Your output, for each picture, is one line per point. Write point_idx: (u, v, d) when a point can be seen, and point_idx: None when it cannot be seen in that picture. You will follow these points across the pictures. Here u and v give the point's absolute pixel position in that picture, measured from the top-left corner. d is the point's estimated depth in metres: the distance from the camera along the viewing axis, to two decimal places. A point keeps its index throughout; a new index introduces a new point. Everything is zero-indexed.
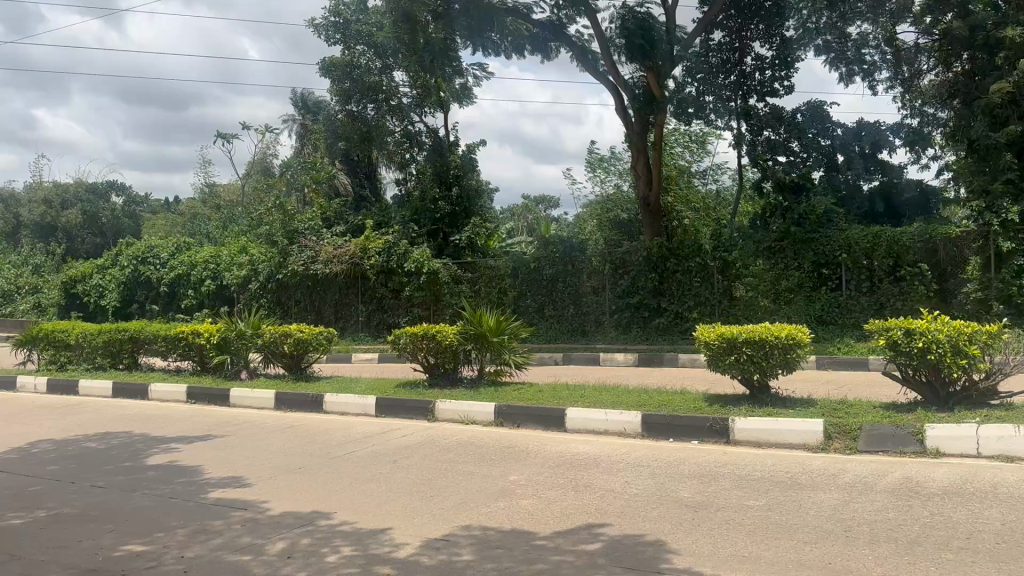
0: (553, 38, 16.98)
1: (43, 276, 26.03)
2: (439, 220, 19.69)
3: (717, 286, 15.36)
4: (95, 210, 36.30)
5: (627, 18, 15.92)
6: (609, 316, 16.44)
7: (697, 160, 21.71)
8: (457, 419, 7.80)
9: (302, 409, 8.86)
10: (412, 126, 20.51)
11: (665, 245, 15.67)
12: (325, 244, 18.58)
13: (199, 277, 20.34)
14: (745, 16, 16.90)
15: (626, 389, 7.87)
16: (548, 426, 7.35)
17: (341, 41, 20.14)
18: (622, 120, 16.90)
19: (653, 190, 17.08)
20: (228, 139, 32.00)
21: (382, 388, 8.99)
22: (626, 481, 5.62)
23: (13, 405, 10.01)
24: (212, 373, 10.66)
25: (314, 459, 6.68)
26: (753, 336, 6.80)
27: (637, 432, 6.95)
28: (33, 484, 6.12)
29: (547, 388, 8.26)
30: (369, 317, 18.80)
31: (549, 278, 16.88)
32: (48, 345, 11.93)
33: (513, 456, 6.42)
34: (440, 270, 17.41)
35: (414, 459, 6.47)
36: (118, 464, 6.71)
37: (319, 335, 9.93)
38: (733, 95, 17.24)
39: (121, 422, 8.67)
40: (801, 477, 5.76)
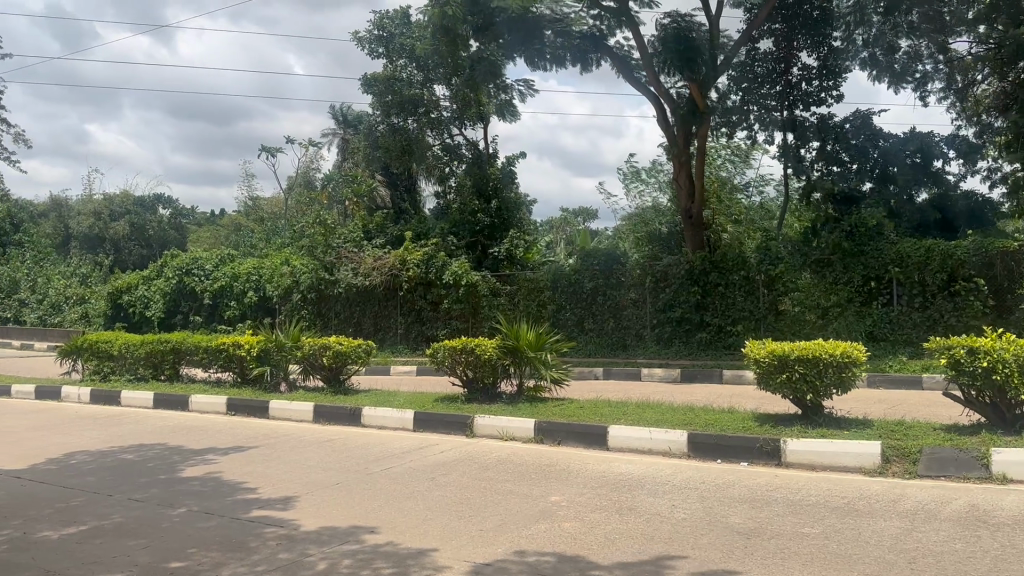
0: (594, 49, 16.61)
1: (90, 287, 26.52)
2: (478, 232, 19.54)
3: (763, 300, 15.01)
4: (142, 222, 37.02)
5: (671, 28, 15.73)
6: (650, 329, 16.14)
7: (739, 174, 21.36)
8: (496, 436, 7.62)
9: (340, 423, 8.76)
10: (451, 139, 20.50)
11: (708, 258, 15.36)
12: (366, 256, 18.73)
13: (241, 289, 20.51)
14: (791, 25, 16.44)
15: (672, 406, 7.62)
16: (589, 444, 7.12)
17: (384, 55, 20.39)
18: (664, 131, 16.62)
19: (695, 202, 16.76)
20: (271, 153, 32.42)
21: (420, 403, 8.85)
22: (673, 505, 5.39)
23: (57, 415, 10.07)
24: (252, 384, 10.64)
25: (351, 475, 6.55)
26: (805, 354, 6.53)
27: (682, 452, 6.70)
28: (71, 497, 6.08)
29: (588, 404, 8.03)
30: (407, 329, 18.75)
31: (589, 291, 16.63)
32: (92, 355, 12.03)
33: (554, 475, 6.22)
34: (479, 283, 17.34)
35: (452, 476, 6.31)
36: (156, 477, 6.66)
37: (358, 348, 9.86)
38: (779, 104, 16.81)
39: (161, 433, 8.66)
40: (858, 503, 5.47)
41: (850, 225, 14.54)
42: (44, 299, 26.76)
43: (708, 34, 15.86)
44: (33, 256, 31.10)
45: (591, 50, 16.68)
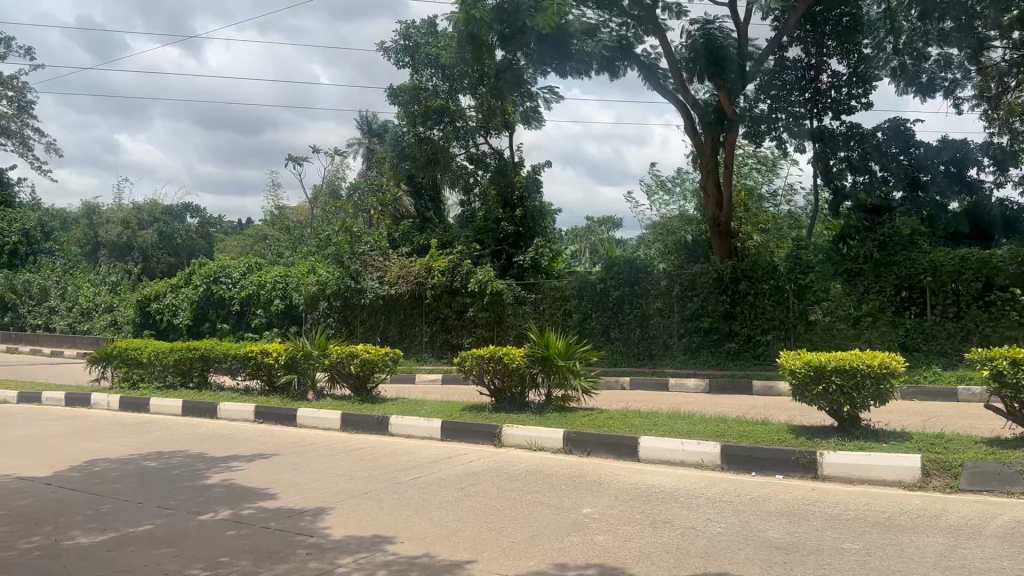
0: (622, 58, 16.56)
1: (119, 295, 26.80)
2: (503, 240, 19.46)
3: (793, 309, 14.81)
4: (171, 230, 37.49)
5: (699, 37, 15.56)
6: (678, 338, 15.98)
7: (767, 182, 21.16)
8: (525, 446, 7.53)
9: (368, 432, 8.72)
10: (476, 148, 20.51)
11: (736, 267, 15.15)
12: (392, 265, 18.77)
13: (268, 297, 20.60)
14: (821, 31, 16.15)
15: (703, 417, 7.50)
16: (620, 455, 7.01)
17: (409, 65, 20.42)
18: (692, 139, 16.53)
19: (723, 211, 16.60)
20: (297, 162, 32.65)
21: (447, 412, 8.80)
22: (708, 518, 5.27)
23: (86, 422, 10.13)
24: (280, 392, 10.65)
25: (379, 484, 6.50)
26: (842, 364, 6.39)
27: (716, 464, 6.57)
28: (100, 504, 6.08)
29: (618, 414, 7.92)
30: (433, 337, 18.75)
31: (615, 300, 16.49)
32: (121, 362, 12.11)
33: (585, 486, 6.12)
34: (504, 291, 17.31)
35: (481, 487, 6.23)
36: (186, 485, 6.65)
37: (385, 356, 9.83)
38: (808, 112, 16.78)
39: (189, 441, 8.67)
40: (899, 518, 5.32)
41: (883, 234, 14.26)
42: (74, 306, 27.10)
43: (736, 41, 15.65)
44: (64, 264, 31.54)
45: (619, 58, 16.58)
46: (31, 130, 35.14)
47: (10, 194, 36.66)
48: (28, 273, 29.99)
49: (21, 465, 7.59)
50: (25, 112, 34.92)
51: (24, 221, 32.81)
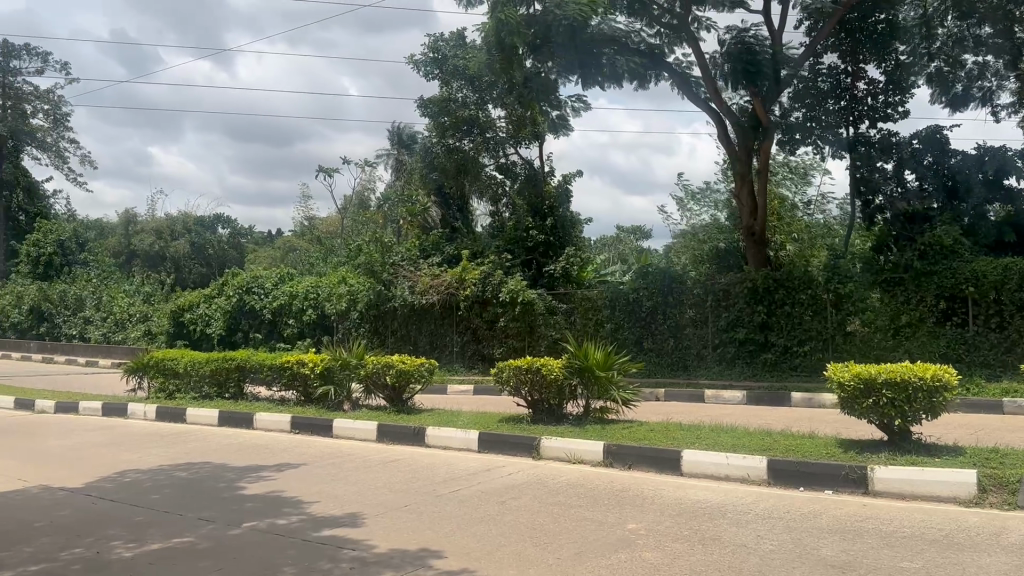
0: (654, 68, 16.57)
1: (153, 305, 27.07)
2: (533, 250, 19.36)
3: (831, 319, 14.63)
4: (203, 241, 37.89)
5: (734, 45, 15.51)
6: (712, 349, 15.79)
7: (799, 192, 20.90)
8: (565, 458, 7.42)
9: (404, 443, 8.66)
10: (506, 158, 20.48)
11: (772, 277, 14.96)
12: (423, 274, 18.76)
13: (300, 307, 20.67)
14: (856, 39, 15.78)
15: (747, 430, 7.34)
16: (663, 468, 6.87)
17: (439, 77, 20.39)
18: (725, 147, 16.40)
19: (758, 220, 16.46)
20: (327, 173, 32.84)
21: (484, 423, 8.71)
22: (758, 535, 5.12)
23: (125, 432, 10.20)
24: (316, 403, 10.63)
25: (418, 496, 6.41)
26: (892, 377, 6.22)
27: (762, 479, 6.41)
28: (140, 515, 6.07)
29: (660, 426, 7.78)
30: (463, 347, 18.70)
31: (647, 310, 16.30)
32: (158, 372, 12.21)
33: (629, 501, 5.99)
34: (536, 301, 17.23)
35: (522, 500, 6.13)
36: (225, 495, 6.63)
37: (421, 366, 9.79)
38: (842, 120, 16.40)
39: (227, 451, 8.68)
40: (958, 536, 5.13)
41: (924, 243, 13.99)
42: (109, 316, 27.47)
43: (771, 48, 15.45)
44: (99, 274, 32.00)
45: (649, 68, 16.52)
46: (66, 143, 35.72)
47: (47, 205, 37.33)
48: (64, 283, 30.46)
49: (61, 476, 7.61)
50: (61, 124, 35.55)
51: (60, 233, 33.37)
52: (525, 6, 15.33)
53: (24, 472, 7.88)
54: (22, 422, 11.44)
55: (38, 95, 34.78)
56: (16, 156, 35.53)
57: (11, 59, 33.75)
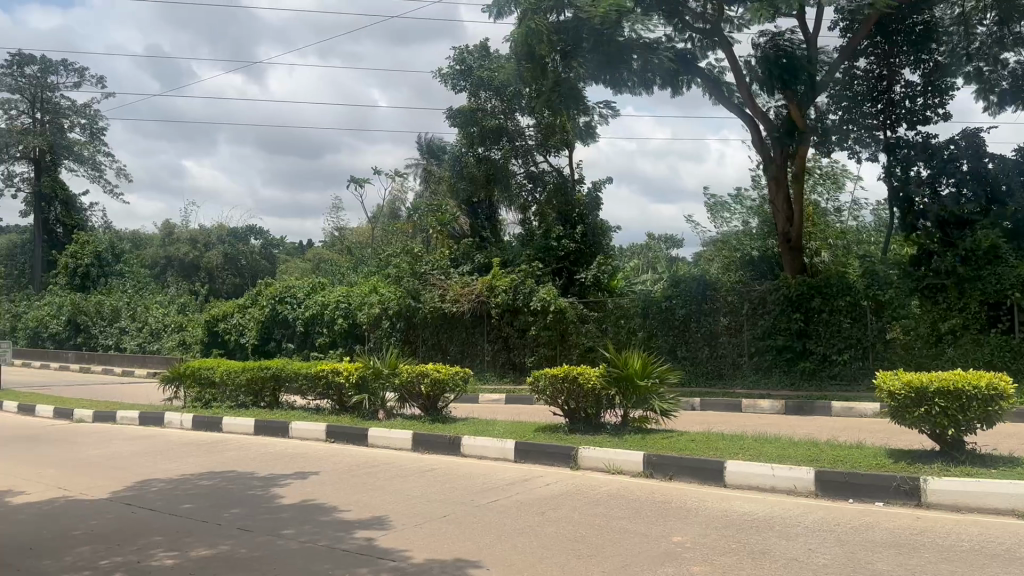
0: (685, 71, 16.36)
1: (187, 316, 27.32)
2: (563, 259, 19.23)
3: (872, 327, 14.41)
4: (236, 252, 38.26)
5: (768, 50, 15.38)
6: (749, 358, 15.52)
7: (832, 198, 20.57)
8: (603, 468, 7.29)
9: (440, 452, 8.58)
10: (536, 167, 20.35)
11: (809, 283, 14.79)
12: (453, 283, 18.77)
13: (332, 316, 20.71)
14: (893, 41, 15.62)
15: (792, 441, 7.16)
16: (705, 479, 6.71)
17: (467, 88, 20.32)
18: (760, 152, 16.24)
19: (795, 226, 16.25)
20: (358, 184, 32.97)
21: (521, 432, 8.60)
22: (809, 549, 4.96)
23: (161, 441, 10.24)
24: (351, 412, 10.60)
25: (457, 507, 6.31)
26: (945, 386, 6.02)
27: (810, 490, 6.23)
28: (177, 523, 6.04)
29: (701, 436, 7.61)
30: (495, 356, 18.61)
31: (681, 318, 16.06)
32: (195, 382, 12.26)
33: (672, 513, 5.85)
34: (567, 309, 17.13)
35: (562, 511, 6.01)
36: (262, 504, 6.59)
37: (456, 375, 9.71)
38: (880, 123, 16.15)
39: (263, 460, 8.66)
40: (1019, 550, 4.92)
41: (966, 248, 13.46)
42: (144, 327, 27.80)
43: (807, 52, 15.33)
44: (134, 285, 32.42)
45: (681, 72, 16.46)
46: (103, 156, 36.28)
47: (84, 217, 37.96)
48: (101, 294, 30.87)
49: (101, 484, 7.63)
50: (97, 138, 36.15)
51: (97, 245, 33.90)
52: (554, 14, 15.27)
53: (63, 480, 7.91)
54: (61, 431, 11.55)
55: (75, 110, 35.43)
56: (54, 169, 36.19)
57: (49, 74, 34.45)
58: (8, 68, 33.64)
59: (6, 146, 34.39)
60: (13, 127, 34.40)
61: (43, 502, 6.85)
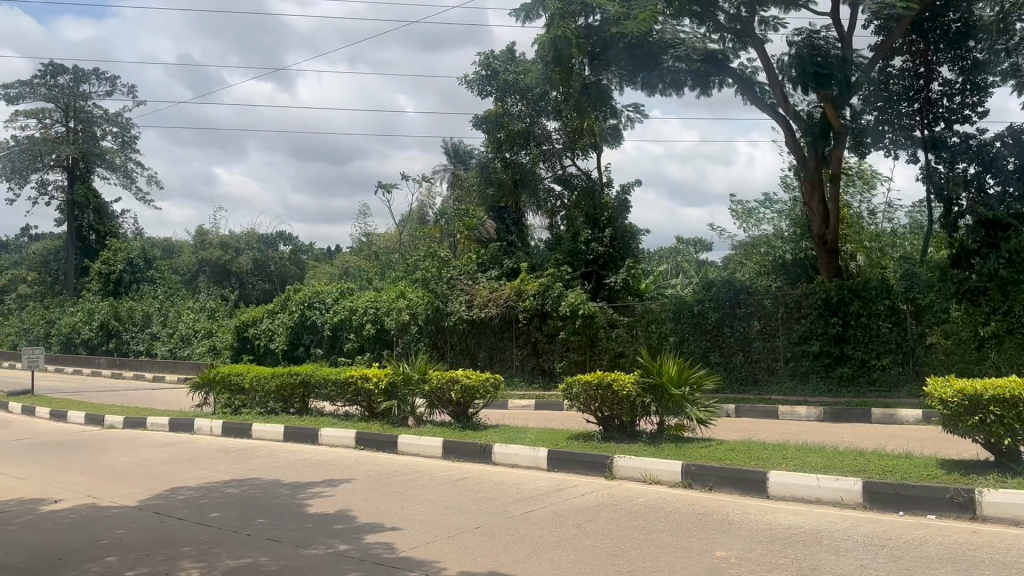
0: (715, 71, 15.86)
1: (217, 322, 27.47)
2: (593, 263, 18.93)
3: (912, 331, 14.02)
4: (265, 257, 38.50)
5: (802, 48, 15.03)
6: (784, 363, 15.18)
7: (865, 200, 20.17)
8: (639, 478, 7.08)
9: (471, 460, 8.42)
10: (564, 171, 20.19)
11: (846, 286, 14.46)
12: (481, 288, 18.69)
13: (360, 321, 20.66)
14: (928, 40, 15.29)
15: (836, 450, 6.91)
16: (747, 490, 6.48)
17: (494, 93, 20.19)
18: (794, 154, 15.90)
19: (831, 228, 15.93)
20: (385, 190, 33.00)
21: (553, 440, 8.42)
22: (860, 565, 4.73)
23: (191, 447, 10.20)
24: (380, 419, 10.48)
25: (489, 517, 6.15)
26: (1002, 394, 5.75)
27: (857, 502, 5.98)
28: (205, 534, 5.93)
29: (740, 445, 7.37)
30: (523, 361, 18.42)
31: (714, 322, 15.75)
32: (225, 388, 12.23)
33: (714, 526, 5.63)
34: (596, 314, 16.96)
35: (599, 523, 5.81)
36: (290, 513, 6.47)
37: (486, 382, 9.56)
38: (917, 123, 15.84)
39: (292, 467, 8.56)
40: None
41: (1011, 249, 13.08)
42: (174, 332, 28.05)
43: (841, 51, 15.01)
44: (165, 291, 32.74)
45: (710, 70, 15.93)
46: (134, 164, 36.68)
47: (116, 224, 38.42)
48: (133, 301, 31.20)
49: (128, 492, 7.57)
50: (129, 146, 36.60)
51: (129, 252, 34.36)
52: (584, 17, 15.14)
53: (92, 487, 7.86)
54: (93, 437, 11.56)
55: (107, 119, 35.88)
56: (87, 177, 36.70)
57: (81, 83, 34.94)
58: (41, 78, 34.15)
59: (40, 154, 34.93)
60: (47, 136, 34.95)
61: (71, 510, 6.78)
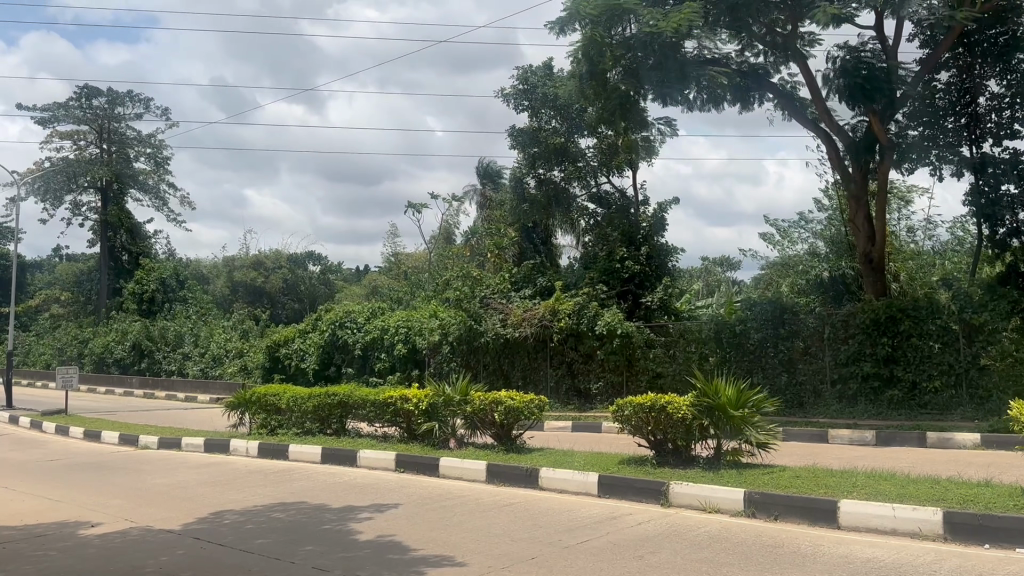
0: (757, 87, 15.85)
1: (247, 342, 27.44)
2: (629, 282, 18.62)
3: (964, 353, 13.46)
4: (296, 278, 38.64)
5: (847, 61, 14.76)
6: (831, 385, 14.73)
7: (904, 217, 19.73)
8: (698, 506, 6.74)
9: (517, 485, 8.12)
10: (598, 189, 19.88)
11: (894, 304, 14.00)
12: (515, 307, 18.44)
13: (391, 341, 20.49)
14: (975, 53, 14.79)
15: (910, 478, 6.51)
16: (816, 520, 6.11)
17: (529, 109, 19.99)
18: (838, 170, 15.65)
19: (877, 246, 15.55)
20: (415, 210, 32.97)
21: (603, 465, 8.10)
22: None
23: (228, 469, 10.00)
24: (420, 441, 10.22)
25: (544, 547, 5.83)
26: None
27: (937, 534, 5.59)
28: (249, 561, 5.69)
29: (805, 472, 6.99)
30: (558, 382, 18.05)
31: (756, 342, 15.35)
32: (260, 409, 12.03)
33: (789, 560, 5.28)
34: (634, 333, 16.65)
35: (664, 555, 5.48)
36: (334, 540, 6.21)
37: (531, 403, 9.26)
38: (963, 139, 15.31)
39: (333, 490, 8.32)
40: None
41: None
42: (206, 352, 28.07)
43: (887, 63, 14.61)
44: (196, 310, 32.88)
45: (753, 88, 15.95)
46: (166, 185, 36.98)
47: (148, 244, 38.71)
48: (165, 321, 31.39)
49: (166, 515, 7.36)
50: (162, 167, 36.89)
51: (161, 271, 34.72)
52: (619, 28, 14.78)
53: (130, 510, 7.66)
54: (127, 457, 11.40)
55: (141, 140, 36.23)
56: (120, 198, 37.03)
57: (116, 106, 35.40)
58: (77, 100, 34.62)
59: (75, 175, 35.30)
60: (81, 157, 35.32)
61: (112, 535, 6.57)
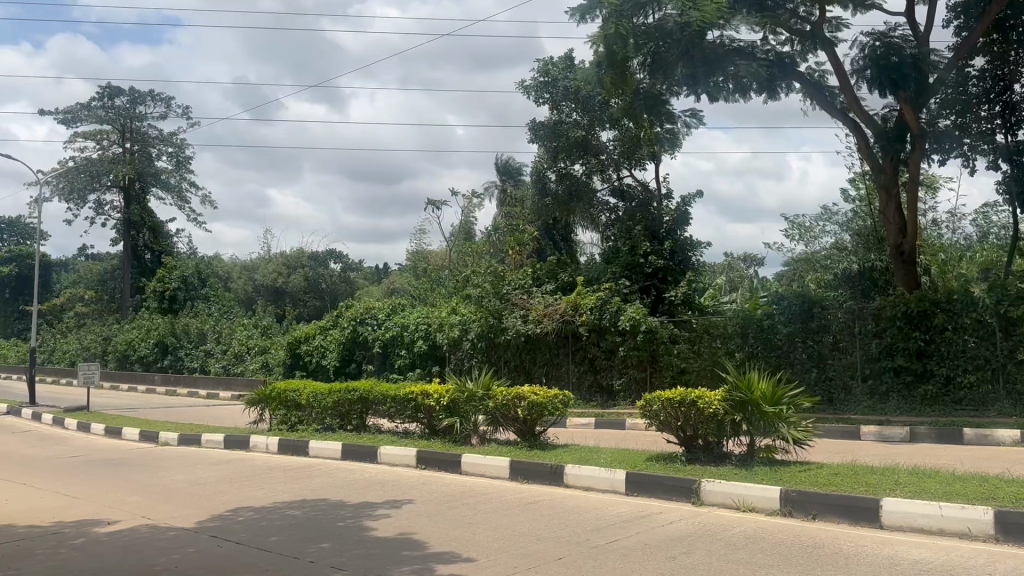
0: (784, 76, 15.41)
1: (269, 339, 27.40)
2: (652, 276, 18.28)
3: (1001, 347, 12.88)
4: (316, 275, 38.54)
5: (875, 48, 14.30)
6: (862, 381, 14.38)
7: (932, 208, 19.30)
8: (731, 504, 6.47)
9: (541, 482, 7.89)
10: (620, 181, 19.61)
11: (927, 296, 13.62)
12: (536, 303, 18.21)
13: (411, 338, 20.33)
14: (1011, 40, 14.15)
15: (955, 475, 6.20)
16: (857, 519, 5.83)
17: (549, 101, 19.66)
18: (867, 160, 15.23)
19: (908, 238, 15.12)
20: (435, 206, 32.72)
21: (630, 461, 7.85)
22: None
23: (247, 466, 9.85)
24: (442, 437, 10.02)
25: (571, 547, 5.60)
26: None
27: (989, 535, 5.28)
28: (262, 560, 5.49)
29: (843, 470, 6.70)
30: (580, 378, 17.78)
31: (785, 336, 15.03)
32: (281, 405, 11.88)
33: (831, 561, 5.00)
34: (659, 329, 16.45)
35: (699, 556, 5.23)
36: (353, 537, 6.01)
37: (554, 398, 9.04)
38: (998, 127, 14.81)
39: (353, 487, 8.12)
40: None
41: None
42: (228, 349, 28.09)
43: (917, 49, 14.19)
44: (218, 308, 32.92)
45: (778, 77, 15.45)
46: (187, 184, 37.02)
47: (170, 243, 38.85)
48: (187, 318, 31.45)
49: (181, 512, 7.20)
50: (183, 166, 36.98)
51: (183, 269, 34.83)
52: (641, 15, 14.43)
53: (146, 507, 7.52)
54: (148, 454, 11.30)
55: (163, 139, 36.42)
56: (142, 197, 37.17)
57: (137, 104, 35.53)
58: (99, 100, 34.84)
59: (98, 175, 35.49)
60: (104, 156, 35.52)
61: (125, 533, 6.40)
